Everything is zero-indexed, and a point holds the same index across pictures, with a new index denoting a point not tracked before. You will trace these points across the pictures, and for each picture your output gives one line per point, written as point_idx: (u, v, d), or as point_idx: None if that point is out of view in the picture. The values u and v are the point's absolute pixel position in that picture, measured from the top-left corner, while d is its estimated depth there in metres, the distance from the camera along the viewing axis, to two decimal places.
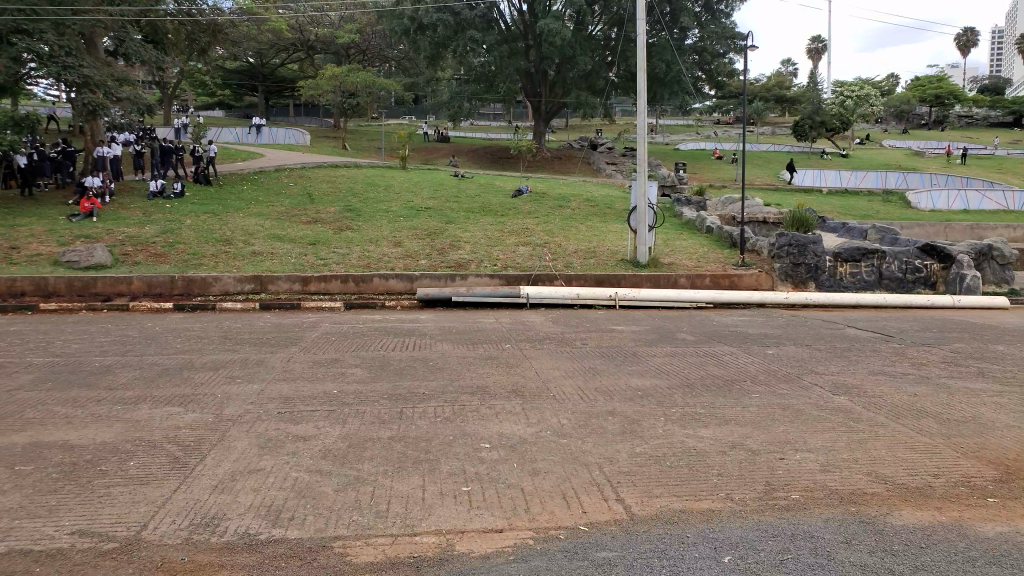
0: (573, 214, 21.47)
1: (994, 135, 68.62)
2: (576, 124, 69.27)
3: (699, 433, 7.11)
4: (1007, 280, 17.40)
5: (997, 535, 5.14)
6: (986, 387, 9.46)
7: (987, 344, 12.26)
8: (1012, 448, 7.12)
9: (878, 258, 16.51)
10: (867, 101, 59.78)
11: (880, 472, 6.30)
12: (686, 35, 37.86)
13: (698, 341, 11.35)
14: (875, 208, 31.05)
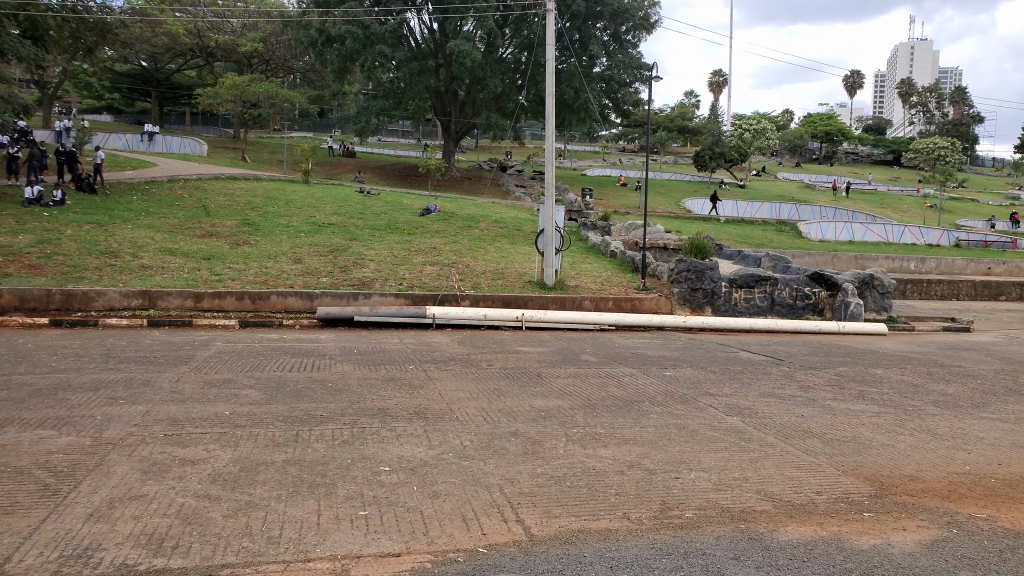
0: (480, 234, 21.59)
1: (876, 172, 73.57)
2: (486, 145, 69.85)
3: (598, 453, 7.23)
4: (886, 307, 18.55)
5: (872, 548, 5.43)
6: (865, 408, 10.04)
7: (867, 368, 13.03)
8: (888, 466, 7.57)
9: (770, 284, 17.29)
10: (763, 134, 62.80)
11: (768, 490, 6.56)
12: (595, 63, 38.88)
13: (600, 362, 11.57)
14: (769, 238, 32.59)
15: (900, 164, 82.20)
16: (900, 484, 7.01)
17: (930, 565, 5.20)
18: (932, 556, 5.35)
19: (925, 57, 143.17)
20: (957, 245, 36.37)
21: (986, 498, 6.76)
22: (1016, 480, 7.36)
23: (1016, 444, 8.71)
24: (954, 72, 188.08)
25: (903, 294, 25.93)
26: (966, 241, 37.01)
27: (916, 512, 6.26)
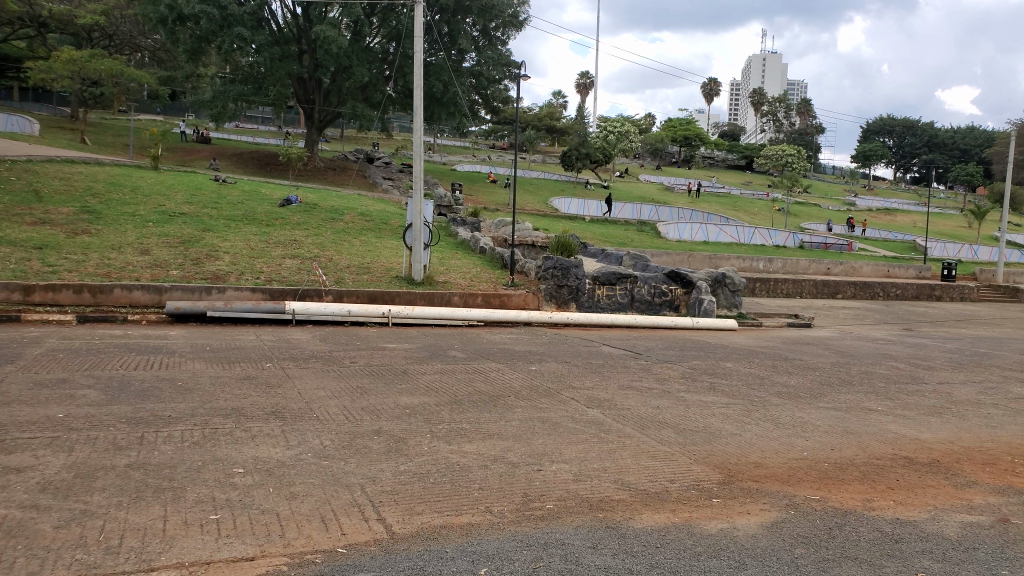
0: (345, 227, 21.14)
1: (730, 177, 78.20)
2: (353, 136, 68.40)
3: (462, 448, 7.25)
4: (736, 305, 19.76)
5: (719, 533, 5.76)
6: (716, 399, 10.67)
7: (719, 361, 13.83)
8: (735, 453, 8.07)
9: (631, 282, 18.00)
10: (627, 136, 65.15)
11: (625, 480, 6.82)
12: (464, 58, 38.93)
13: (466, 358, 11.61)
14: (631, 237, 33.89)
15: (751, 169, 88.03)
16: (746, 471, 7.49)
17: (769, 545, 5.58)
18: (772, 537, 5.74)
19: (775, 67, 153.25)
20: (800, 246, 39.42)
21: (821, 481, 7.35)
22: (845, 463, 8.05)
23: (846, 430, 9.54)
24: (800, 83, 202.12)
25: (753, 292, 27.71)
26: (809, 242, 40.14)
27: (759, 496, 6.72)
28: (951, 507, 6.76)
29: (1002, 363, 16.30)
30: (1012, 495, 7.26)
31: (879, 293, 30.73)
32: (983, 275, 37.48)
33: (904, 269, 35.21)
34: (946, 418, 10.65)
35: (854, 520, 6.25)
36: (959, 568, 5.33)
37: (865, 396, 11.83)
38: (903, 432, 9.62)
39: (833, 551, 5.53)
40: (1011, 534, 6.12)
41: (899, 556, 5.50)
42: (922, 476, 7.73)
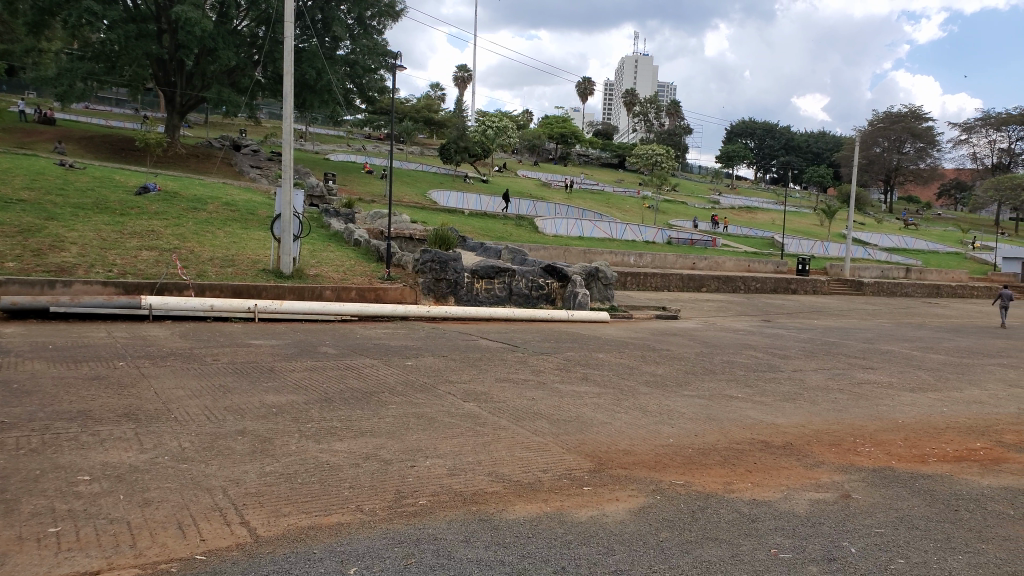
0: (209, 217, 20.10)
1: (602, 174, 80.48)
2: (219, 122, 65.12)
3: (333, 447, 7.05)
4: (609, 298, 20.37)
5: (589, 520, 5.90)
6: (589, 390, 10.95)
7: (592, 352, 14.20)
8: (605, 441, 8.30)
9: (509, 276, 18.13)
10: (505, 131, 65.65)
11: (499, 472, 6.85)
12: (338, 45, 37.93)
13: (339, 354, 11.31)
14: (509, 231, 34.18)
15: (623, 167, 91.11)
16: (615, 458, 7.72)
17: (637, 529, 5.77)
18: (639, 521, 5.94)
19: (646, 68, 158.91)
20: (668, 242, 41.19)
21: (685, 466, 7.68)
22: (708, 448, 8.46)
23: (709, 417, 10.03)
24: (668, 85, 210.97)
25: (624, 285, 28.63)
26: (676, 238, 42.00)
27: (628, 482, 6.94)
28: (801, 486, 7.24)
29: (848, 351, 17.68)
30: (852, 472, 7.88)
31: (740, 287, 32.56)
32: (832, 270, 40.53)
33: (763, 264, 37.50)
34: (798, 403, 11.40)
35: (715, 502, 6.57)
36: (807, 541, 5.72)
37: (727, 384, 12.49)
38: (760, 417, 10.22)
39: (697, 533, 5.77)
40: (851, 508, 6.64)
41: (755, 534, 5.83)
42: (777, 458, 8.24)
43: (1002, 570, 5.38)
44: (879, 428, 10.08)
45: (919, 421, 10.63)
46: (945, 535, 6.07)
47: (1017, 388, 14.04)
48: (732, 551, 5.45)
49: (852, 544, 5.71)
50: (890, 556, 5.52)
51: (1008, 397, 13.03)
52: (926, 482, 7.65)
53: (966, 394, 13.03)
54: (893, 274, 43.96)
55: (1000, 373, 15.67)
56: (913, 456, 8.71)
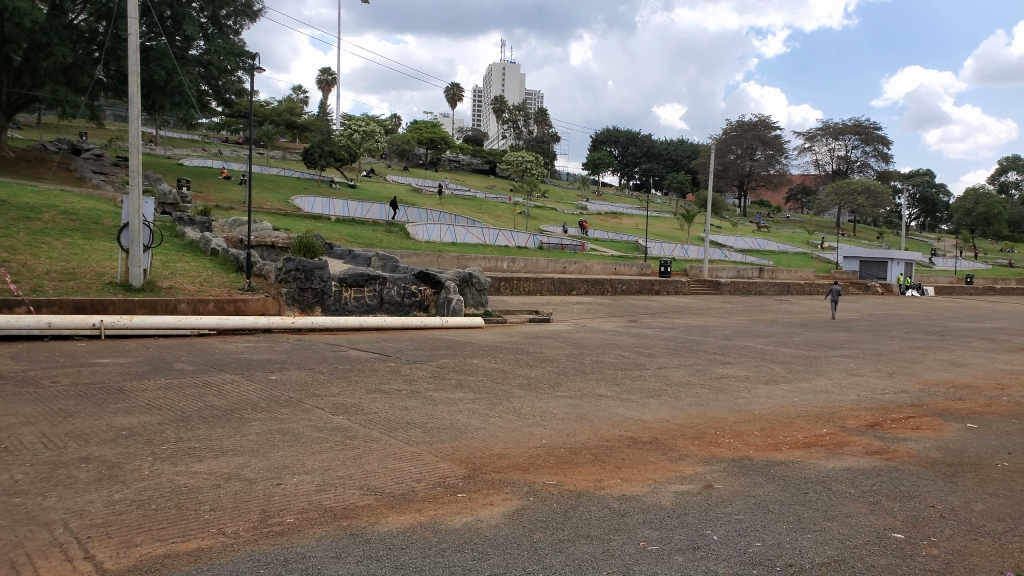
0: (45, 227, 18.56)
1: (472, 179, 81.03)
2: (57, 123, 60.32)
3: (191, 469, 6.66)
4: (483, 303, 20.53)
5: (463, 527, 5.88)
6: (462, 396, 10.96)
7: (465, 358, 14.22)
8: (479, 447, 8.33)
9: (380, 283, 17.85)
10: (371, 135, 64.82)
11: (370, 485, 6.71)
12: (190, 45, 36.09)
13: (196, 371, 10.71)
14: (379, 238, 33.73)
15: (493, 173, 92.19)
16: (489, 463, 7.75)
17: (511, 533, 5.80)
18: (513, 524, 5.99)
19: (514, 76, 161.73)
20: (539, 247, 42.06)
21: (557, 466, 7.81)
22: (579, 447, 8.66)
23: (580, 416, 10.27)
24: (536, 92, 215.47)
25: (498, 290, 28.89)
26: (547, 243, 42.93)
27: (501, 486, 6.98)
28: (667, 480, 7.54)
29: (708, 347, 18.67)
30: (714, 462, 8.30)
31: (608, 289, 33.70)
32: (693, 271, 42.71)
33: (629, 268, 39.02)
34: (663, 399, 11.90)
35: (586, 500, 6.73)
36: (672, 533, 5.95)
37: (597, 383, 12.86)
38: (627, 414, 10.59)
39: (568, 532, 5.88)
40: (712, 498, 6.98)
41: (624, 529, 6.00)
42: (644, 454, 8.55)
43: (845, 544, 5.83)
44: (738, 420, 10.68)
45: (773, 411, 11.36)
46: (796, 516, 6.51)
47: (856, 376, 15.32)
48: (603, 546, 5.59)
49: (714, 532, 6.01)
50: (748, 540, 5.85)
51: (848, 385, 14.21)
52: (779, 468, 8.17)
53: (813, 384, 14.08)
54: (747, 275, 46.94)
55: (841, 363, 17.06)
56: (768, 445, 9.28)
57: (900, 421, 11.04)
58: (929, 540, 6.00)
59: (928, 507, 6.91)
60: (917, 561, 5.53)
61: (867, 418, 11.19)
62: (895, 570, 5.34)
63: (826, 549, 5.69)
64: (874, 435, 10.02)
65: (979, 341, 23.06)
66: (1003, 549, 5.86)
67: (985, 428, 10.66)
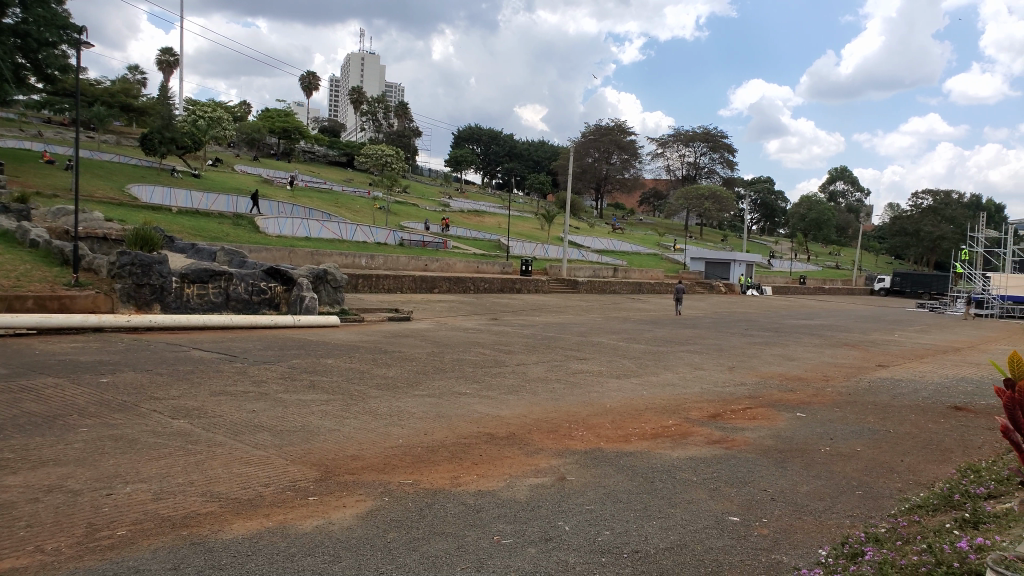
0: None
1: (328, 173, 78.92)
2: None
3: (4, 483, 6.04)
4: (338, 300, 20.01)
5: (314, 530, 5.70)
6: (315, 397, 10.62)
7: (320, 358, 13.81)
8: (333, 448, 8.10)
9: (226, 280, 17.00)
10: (218, 123, 61.64)
11: (213, 491, 6.35)
12: (4, 12, 32.75)
13: (11, 375, 9.74)
14: (226, 231, 32.11)
15: (351, 166, 90.27)
16: (342, 465, 7.55)
17: (364, 534, 5.68)
18: (366, 525, 5.86)
19: (373, 70, 159.01)
20: (399, 244, 41.69)
21: (413, 465, 7.73)
22: (436, 445, 8.63)
23: (437, 415, 10.23)
24: (397, 88, 212.89)
25: (355, 287, 28.24)
26: (408, 240, 42.62)
27: (355, 488, 6.82)
28: (522, 474, 7.66)
29: (565, 344, 19.17)
30: (567, 455, 8.51)
31: (470, 287, 33.86)
32: (552, 270, 43.70)
33: (491, 266, 39.44)
34: (520, 395, 12.10)
35: (441, 498, 6.71)
36: (526, 526, 6.05)
37: (455, 381, 12.89)
38: (485, 411, 10.67)
39: (423, 530, 5.83)
40: (565, 489, 7.17)
41: (478, 524, 6.03)
42: (500, 449, 8.64)
43: (688, 529, 6.15)
44: (591, 413, 11.04)
45: (624, 405, 11.84)
46: (643, 504, 6.80)
47: (700, 370, 16.24)
48: (457, 543, 5.58)
49: (566, 522, 6.17)
50: (598, 529, 6.04)
51: (694, 378, 15.05)
52: (628, 458, 8.51)
53: (661, 378, 14.80)
54: (603, 274, 48.62)
55: (688, 358, 18.04)
56: (619, 436, 9.65)
57: (739, 411, 11.82)
58: (761, 522, 6.44)
59: (762, 491, 7.43)
60: (751, 540, 5.93)
61: (710, 409, 11.89)
62: (730, 551, 5.69)
63: (669, 535, 5.98)
64: (715, 425, 10.66)
65: (808, 337, 25.10)
66: (824, 526, 6.40)
67: (812, 417, 11.61)
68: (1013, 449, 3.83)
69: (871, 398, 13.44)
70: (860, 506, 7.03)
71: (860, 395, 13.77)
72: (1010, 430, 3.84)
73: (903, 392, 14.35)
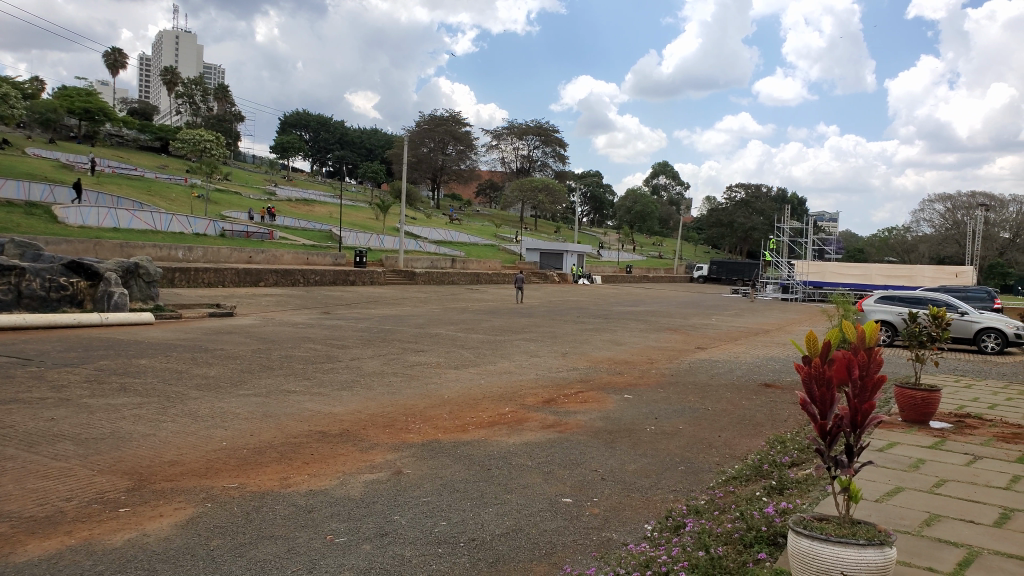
0: None
1: (140, 158, 73.15)
2: None
3: None
4: (153, 296, 18.60)
5: (125, 544, 5.25)
6: (127, 400, 9.84)
7: (130, 359, 12.75)
8: (146, 455, 7.52)
9: (17, 275, 15.38)
10: (5, 101, 55.29)
11: (3, 511, 5.69)
12: None
13: None
14: (17, 221, 28.97)
15: (165, 152, 84.37)
16: (158, 472, 7.02)
17: (183, 544, 5.30)
18: (185, 534, 5.48)
19: (190, 50, 149.35)
20: (221, 234, 39.60)
21: (238, 468, 7.34)
22: (264, 446, 8.23)
23: (266, 414, 9.79)
24: (217, 70, 201.25)
25: (171, 282, 26.40)
26: (230, 231, 40.57)
27: (173, 496, 6.37)
28: (356, 470, 7.50)
29: (401, 336, 18.97)
30: (404, 449, 8.44)
31: (300, 280, 32.76)
32: (388, 261, 43.19)
33: (322, 257, 38.43)
34: (354, 390, 11.83)
35: (270, 500, 6.42)
36: (359, 523, 5.91)
37: (285, 378, 12.40)
38: (317, 408, 10.34)
39: (250, 535, 5.54)
40: (401, 483, 7.09)
41: (310, 525, 5.83)
42: (333, 447, 8.40)
43: (522, 513, 6.28)
44: (428, 405, 11.02)
45: (461, 395, 11.91)
46: (479, 492, 6.87)
47: (535, 357, 16.68)
48: (287, 545, 5.36)
49: (401, 516, 6.10)
50: (434, 520, 6.03)
51: (528, 365, 15.44)
52: (465, 448, 8.57)
53: (497, 366, 15.06)
54: (440, 265, 48.58)
55: (524, 346, 18.48)
56: (456, 426, 9.69)
57: (572, 396, 12.24)
58: (591, 502, 6.71)
59: (592, 471, 7.75)
60: (582, 521, 6.15)
61: (544, 394, 12.25)
62: (563, 532, 5.87)
63: (505, 521, 6.07)
64: (549, 410, 10.98)
65: (635, 322, 26.48)
66: (650, 502, 6.77)
67: (638, 398, 12.28)
68: (809, 421, 4.19)
69: (690, 379, 14.43)
70: (681, 481, 7.51)
71: (681, 376, 14.69)
72: (806, 403, 4.21)
73: (718, 372, 15.52)
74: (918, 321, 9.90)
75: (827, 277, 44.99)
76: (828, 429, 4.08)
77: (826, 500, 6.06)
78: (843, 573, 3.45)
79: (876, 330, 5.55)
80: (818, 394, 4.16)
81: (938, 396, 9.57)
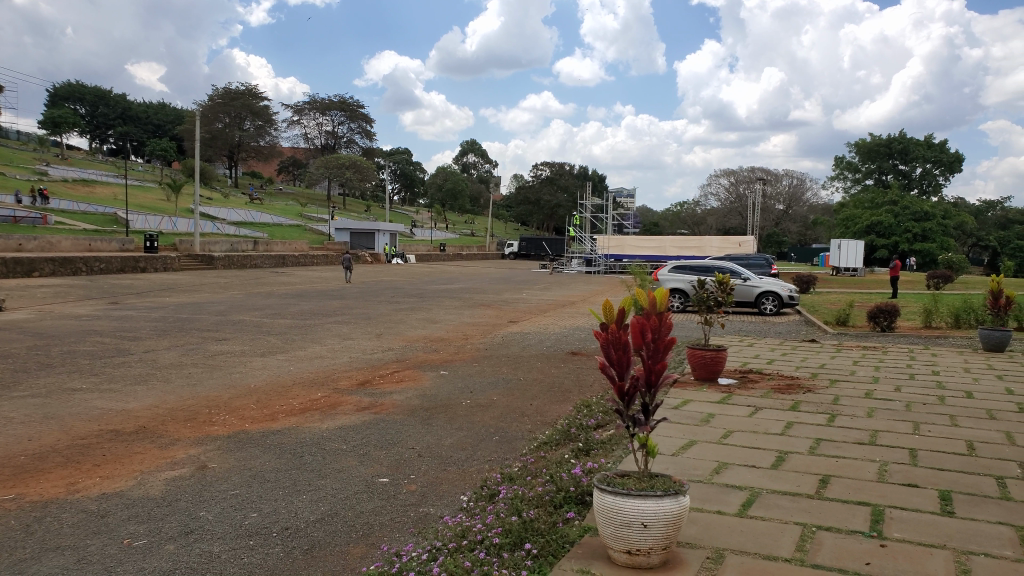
0: None
1: None
2: None
3: None
4: None
5: None
6: None
7: None
8: None
9: None
10: None
11: None
12: None
13: None
14: None
15: None
16: None
17: None
18: None
19: None
20: None
21: (15, 478, 6.80)
22: (44, 451, 7.67)
23: (47, 416, 9.08)
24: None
25: None
26: None
27: None
28: (155, 468, 7.24)
29: (200, 326, 18.00)
30: (208, 442, 8.23)
31: (81, 268, 29.95)
32: (183, 246, 40.50)
33: (106, 243, 35.34)
34: (150, 384, 11.20)
35: (57, 508, 6.08)
36: (160, 523, 5.78)
37: (68, 376, 11.49)
38: (108, 406, 9.73)
39: (31, 548, 5.26)
40: (206, 478, 6.96)
41: (104, 530, 5.61)
42: (129, 446, 8.00)
43: (338, 497, 6.44)
44: (234, 395, 10.72)
45: (269, 382, 11.67)
46: (292, 480, 6.92)
47: (348, 339, 16.62)
48: (79, 554, 5.16)
49: (208, 512, 6.03)
50: (244, 513, 6.02)
51: (341, 348, 15.37)
52: (276, 437, 8.51)
53: (309, 351, 14.86)
54: (241, 248, 46.33)
55: (336, 329, 18.29)
56: (264, 416, 9.56)
57: (387, 376, 12.44)
58: (407, 479, 6.99)
59: (409, 449, 8.02)
60: (399, 498, 6.43)
61: (359, 376, 12.34)
62: (379, 511, 6.12)
63: (319, 507, 6.19)
64: (364, 392, 11.10)
65: (447, 300, 26.95)
66: (465, 474, 7.18)
67: (452, 373, 12.72)
68: (609, 383, 4.71)
69: (501, 352, 15.09)
70: (495, 451, 8.00)
71: (493, 350, 15.34)
72: (605, 367, 4.72)
73: (528, 343, 16.34)
74: (705, 288, 11.08)
75: (626, 249, 48.25)
76: (625, 391, 4.61)
77: (628, 458, 6.80)
78: (643, 523, 4.01)
79: (666, 296, 6.18)
80: (615, 357, 4.68)
81: (723, 354, 10.85)
